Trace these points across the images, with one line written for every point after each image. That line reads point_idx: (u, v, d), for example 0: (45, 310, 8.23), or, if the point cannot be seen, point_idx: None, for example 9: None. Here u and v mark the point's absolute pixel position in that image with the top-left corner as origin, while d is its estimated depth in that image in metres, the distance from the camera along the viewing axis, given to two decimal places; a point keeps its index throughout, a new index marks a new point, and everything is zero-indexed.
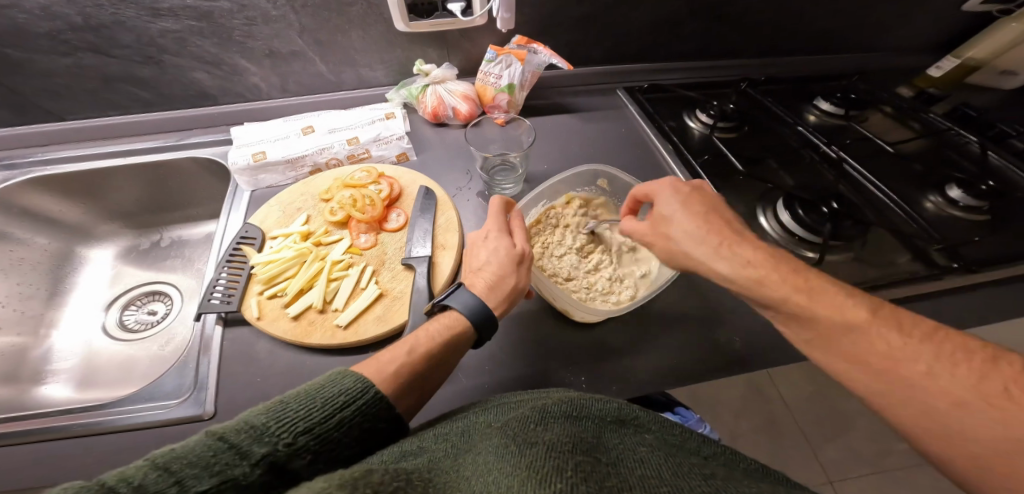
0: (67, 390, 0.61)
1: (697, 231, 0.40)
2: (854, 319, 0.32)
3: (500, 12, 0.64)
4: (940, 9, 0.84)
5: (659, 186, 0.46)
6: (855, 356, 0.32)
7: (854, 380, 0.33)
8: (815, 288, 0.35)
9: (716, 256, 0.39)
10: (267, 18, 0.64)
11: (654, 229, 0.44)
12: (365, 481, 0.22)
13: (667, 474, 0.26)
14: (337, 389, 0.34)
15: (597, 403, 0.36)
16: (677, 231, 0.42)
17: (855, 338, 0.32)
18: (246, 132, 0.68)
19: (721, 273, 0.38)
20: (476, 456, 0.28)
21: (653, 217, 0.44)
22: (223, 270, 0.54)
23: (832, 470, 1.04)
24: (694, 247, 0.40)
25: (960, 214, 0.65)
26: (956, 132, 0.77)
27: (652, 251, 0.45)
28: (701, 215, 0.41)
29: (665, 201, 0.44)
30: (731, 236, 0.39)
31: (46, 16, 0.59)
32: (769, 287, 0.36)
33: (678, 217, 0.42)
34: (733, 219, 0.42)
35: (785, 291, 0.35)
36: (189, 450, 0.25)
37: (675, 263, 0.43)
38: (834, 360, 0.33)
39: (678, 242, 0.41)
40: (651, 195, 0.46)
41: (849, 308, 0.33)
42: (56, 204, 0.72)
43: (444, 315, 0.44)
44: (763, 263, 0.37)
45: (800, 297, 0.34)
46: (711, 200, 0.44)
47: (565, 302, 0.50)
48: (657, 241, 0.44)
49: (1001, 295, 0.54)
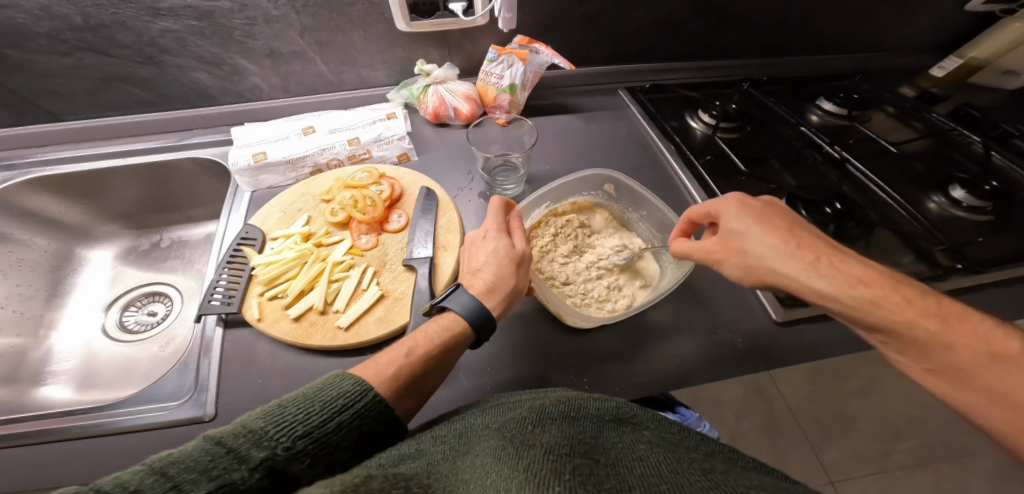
0: (67, 391, 0.60)
1: (780, 247, 0.39)
2: (1005, 349, 0.32)
3: (502, 12, 0.64)
4: (942, 9, 0.83)
5: (726, 198, 0.44)
6: (993, 389, 0.32)
7: (974, 409, 0.33)
8: (951, 314, 0.35)
9: (815, 274, 0.37)
10: (268, 17, 0.64)
11: (725, 245, 0.42)
12: (363, 487, 0.22)
13: (666, 472, 0.26)
14: (336, 392, 0.34)
15: (596, 402, 0.36)
16: (753, 246, 0.40)
17: (1002, 368, 0.32)
18: (246, 132, 0.67)
19: (825, 292, 0.37)
20: (474, 460, 0.28)
21: (722, 232, 0.43)
22: (224, 271, 0.54)
23: (834, 471, 1.04)
24: (783, 264, 0.38)
25: (964, 214, 0.64)
26: (959, 132, 0.76)
27: (721, 266, 0.43)
28: (780, 230, 0.40)
29: (734, 214, 0.42)
30: (825, 252, 0.38)
31: (46, 16, 0.58)
32: (887, 308, 0.35)
33: (752, 232, 0.40)
34: (818, 236, 0.41)
35: (912, 314, 0.35)
36: (186, 455, 0.25)
37: (752, 280, 0.41)
38: (964, 391, 0.33)
39: (754, 256, 0.40)
40: (712, 209, 0.45)
41: (998, 339, 0.33)
42: (55, 205, 0.71)
43: (443, 316, 0.44)
44: (876, 282, 0.36)
45: (932, 322, 0.34)
46: (782, 212, 0.43)
47: (559, 306, 0.49)
48: (729, 256, 0.42)
49: (1005, 296, 0.54)
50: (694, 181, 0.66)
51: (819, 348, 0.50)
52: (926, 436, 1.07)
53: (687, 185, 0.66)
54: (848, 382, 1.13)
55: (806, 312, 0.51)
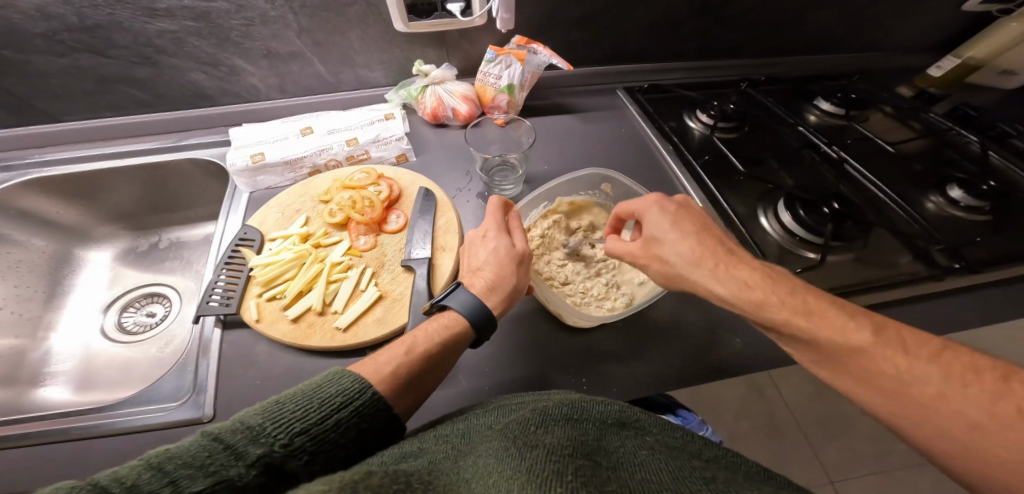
0: (65, 392, 0.60)
1: (690, 253, 0.40)
2: (860, 343, 0.32)
3: (500, 12, 0.64)
4: (939, 9, 0.83)
5: (646, 203, 0.45)
6: (864, 378, 0.32)
7: (856, 397, 0.33)
8: (818, 310, 0.35)
9: (713, 279, 0.38)
10: (265, 18, 0.64)
11: (646, 250, 0.44)
12: (366, 483, 0.22)
13: (667, 478, 0.26)
14: (334, 389, 0.34)
15: (599, 405, 0.36)
16: (670, 252, 0.41)
17: (862, 361, 0.32)
18: (245, 133, 0.67)
19: (722, 297, 0.38)
20: (476, 459, 0.28)
21: (643, 238, 0.44)
22: (222, 272, 0.54)
23: (834, 471, 1.04)
24: (691, 270, 0.40)
25: (962, 214, 0.65)
26: (957, 132, 0.77)
27: (644, 269, 0.44)
28: (693, 236, 0.41)
29: (654, 219, 0.43)
30: (725, 258, 0.39)
31: (42, 17, 0.58)
32: (770, 310, 0.36)
33: (669, 238, 0.41)
34: (721, 237, 0.42)
35: (785, 313, 0.35)
36: (185, 450, 0.25)
37: (672, 284, 0.42)
38: (843, 381, 0.33)
39: (672, 263, 0.41)
40: (637, 212, 0.46)
41: (853, 331, 0.33)
42: (53, 206, 0.71)
43: (442, 315, 0.44)
44: (761, 283, 0.37)
45: (803, 320, 0.34)
46: (698, 216, 0.44)
47: (557, 305, 0.50)
48: (650, 260, 0.43)
49: (1002, 296, 0.54)
50: (692, 181, 0.66)
51: None
52: None
53: (685, 185, 0.66)
54: None
55: None
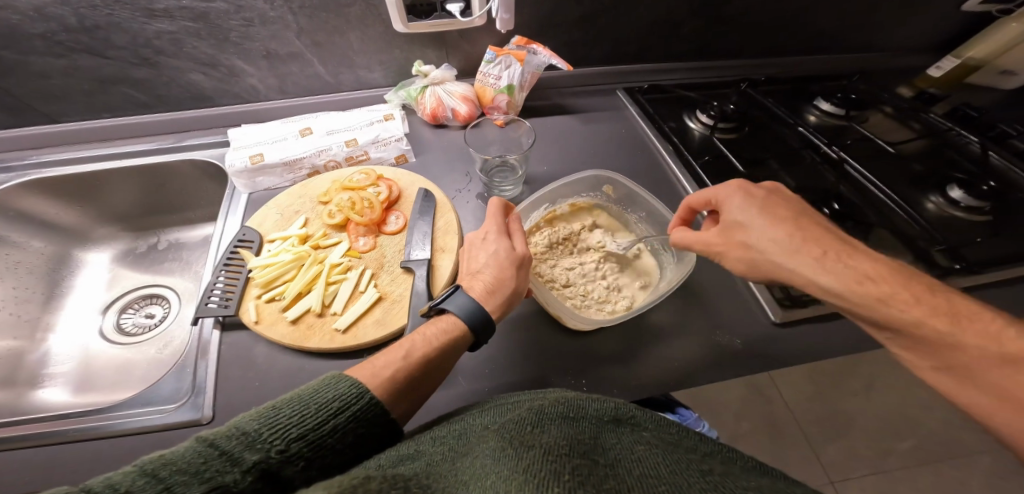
0: (64, 394, 0.60)
1: (786, 239, 0.39)
2: (1015, 352, 0.31)
3: (499, 12, 0.64)
4: (939, 9, 0.83)
5: (727, 188, 0.44)
6: (1006, 389, 0.30)
7: (991, 414, 0.31)
8: (965, 314, 0.33)
9: (822, 269, 0.37)
10: (264, 19, 0.64)
11: (727, 237, 0.43)
12: (363, 488, 0.22)
13: (665, 472, 0.26)
14: (331, 394, 0.34)
15: (595, 402, 0.36)
16: (758, 238, 0.40)
17: (1012, 371, 0.30)
18: (244, 134, 0.67)
19: (828, 288, 0.37)
20: (473, 460, 0.28)
21: (725, 223, 0.43)
22: (221, 273, 0.54)
23: (834, 471, 1.04)
24: (787, 258, 0.39)
25: (962, 215, 0.64)
26: (957, 132, 0.77)
27: (722, 257, 0.44)
28: (785, 221, 0.40)
29: (738, 205, 0.42)
30: (834, 247, 0.38)
31: (40, 18, 0.58)
32: (897, 307, 0.34)
33: (756, 223, 0.41)
34: (826, 228, 0.41)
35: (919, 312, 0.34)
36: (179, 456, 0.25)
37: (755, 273, 0.42)
38: (979, 393, 0.32)
39: (760, 250, 0.40)
40: (716, 199, 0.45)
41: (1010, 340, 0.31)
42: (51, 207, 0.71)
43: (441, 319, 0.44)
44: (890, 279, 0.36)
45: (942, 321, 0.33)
46: (786, 203, 0.43)
47: (557, 308, 0.49)
48: (730, 248, 0.43)
49: (1003, 296, 0.54)
50: (693, 182, 0.66)
51: (817, 349, 0.50)
52: (926, 436, 1.07)
53: (685, 186, 0.66)
54: (848, 382, 1.14)
55: (804, 313, 0.51)
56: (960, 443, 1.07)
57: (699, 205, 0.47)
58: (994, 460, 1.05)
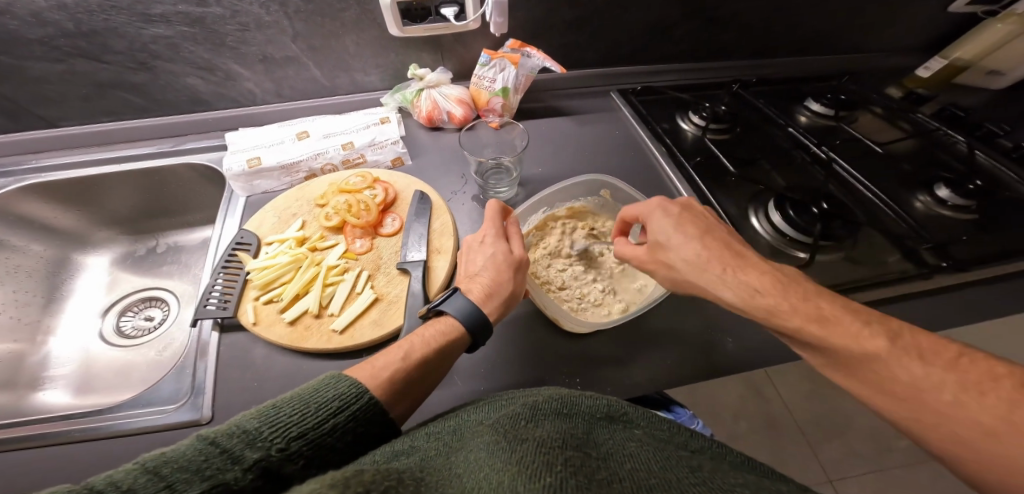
0: (65, 396, 0.61)
1: (698, 258, 0.41)
2: (874, 349, 0.33)
3: (493, 16, 0.64)
4: (927, 9, 0.84)
5: (650, 207, 0.47)
6: (885, 385, 0.32)
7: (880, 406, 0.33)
8: (831, 316, 0.35)
9: (722, 284, 0.40)
10: (260, 24, 0.64)
11: (652, 256, 0.46)
12: (358, 480, 0.23)
13: (656, 467, 0.27)
14: (331, 394, 0.35)
15: (588, 400, 0.36)
16: (675, 258, 0.43)
17: (878, 367, 0.32)
18: (241, 138, 0.68)
19: (732, 302, 0.39)
20: (467, 454, 0.29)
21: (649, 243, 0.46)
22: (219, 275, 0.55)
23: (833, 470, 1.05)
24: (697, 275, 0.41)
25: (950, 213, 0.66)
26: (944, 132, 0.78)
27: (653, 275, 0.46)
28: (698, 239, 0.42)
29: (657, 225, 0.45)
30: (731, 261, 0.40)
31: (37, 23, 0.59)
32: (782, 317, 0.37)
33: (674, 244, 0.43)
34: (730, 240, 0.43)
35: (798, 321, 0.36)
36: (181, 454, 0.26)
37: (680, 289, 0.44)
38: (861, 387, 0.34)
39: (678, 269, 0.43)
40: (642, 216, 0.48)
41: (866, 338, 0.33)
42: (51, 211, 0.72)
43: (439, 321, 0.45)
44: (773, 289, 0.38)
45: (813, 327, 0.35)
46: (699, 218, 0.45)
47: (555, 311, 0.50)
48: (656, 266, 0.45)
49: (990, 295, 0.55)
50: (684, 182, 0.67)
51: None
52: None
53: (678, 187, 0.67)
54: None
55: None
56: None
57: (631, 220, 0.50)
58: None
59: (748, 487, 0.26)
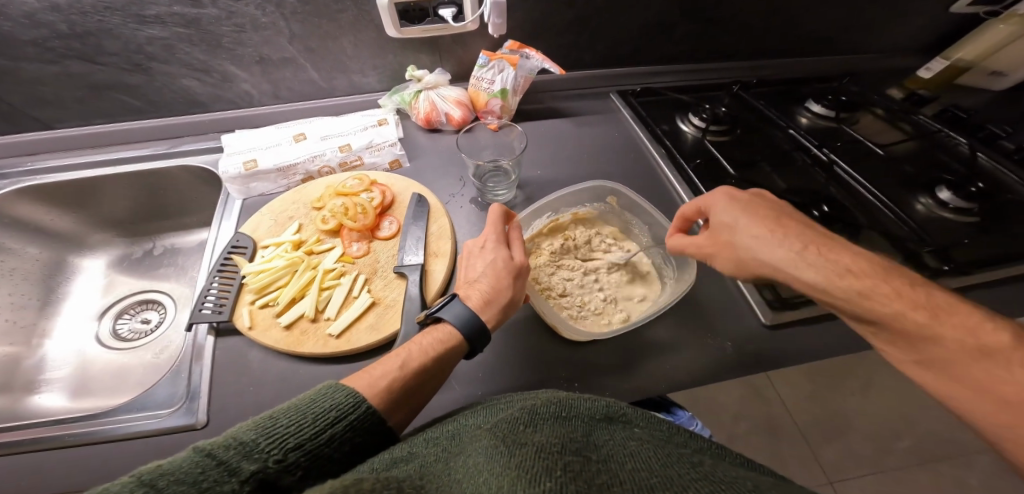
0: (60, 399, 0.60)
1: (771, 237, 0.40)
2: (994, 344, 0.32)
3: (491, 17, 0.64)
4: (929, 10, 0.84)
5: (719, 193, 0.46)
6: (989, 385, 0.31)
7: (961, 401, 0.33)
8: (943, 307, 0.35)
9: (803, 263, 0.38)
10: (256, 24, 0.64)
11: (716, 238, 0.44)
12: (356, 490, 0.22)
13: (656, 466, 0.26)
14: (328, 404, 0.34)
15: (587, 402, 0.36)
16: (744, 238, 0.41)
17: (993, 363, 0.32)
18: (238, 140, 0.68)
19: (812, 283, 0.38)
20: (466, 460, 0.29)
21: (714, 225, 0.44)
22: (215, 278, 0.54)
23: (833, 471, 1.05)
24: (771, 254, 0.39)
25: (951, 216, 0.65)
26: (946, 133, 0.77)
27: (713, 258, 0.45)
28: (770, 220, 0.41)
29: (724, 208, 0.44)
30: (814, 242, 0.39)
31: (31, 24, 0.58)
32: (877, 300, 0.36)
33: (742, 223, 0.41)
34: (806, 224, 0.42)
35: (899, 306, 0.35)
36: (177, 467, 0.25)
37: (743, 271, 0.43)
38: (949, 381, 0.33)
39: (746, 248, 0.41)
40: (704, 204, 0.47)
41: (988, 332, 0.33)
42: (47, 213, 0.71)
43: (437, 328, 0.44)
44: (868, 272, 0.37)
45: (921, 314, 0.34)
46: (767, 203, 0.44)
47: (554, 319, 0.50)
48: (722, 248, 0.44)
49: (993, 298, 0.54)
50: (683, 184, 0.66)
51: (807, 349, 0.51)
52: (924, 436, 1.08)
53: (678, 189, 0.66)
54: (845, 382, 1.14)
55: (794, 315, 0.52)
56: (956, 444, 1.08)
57: (689, 210, 0.49)
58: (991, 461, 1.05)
59: (749, 482, 0.25)
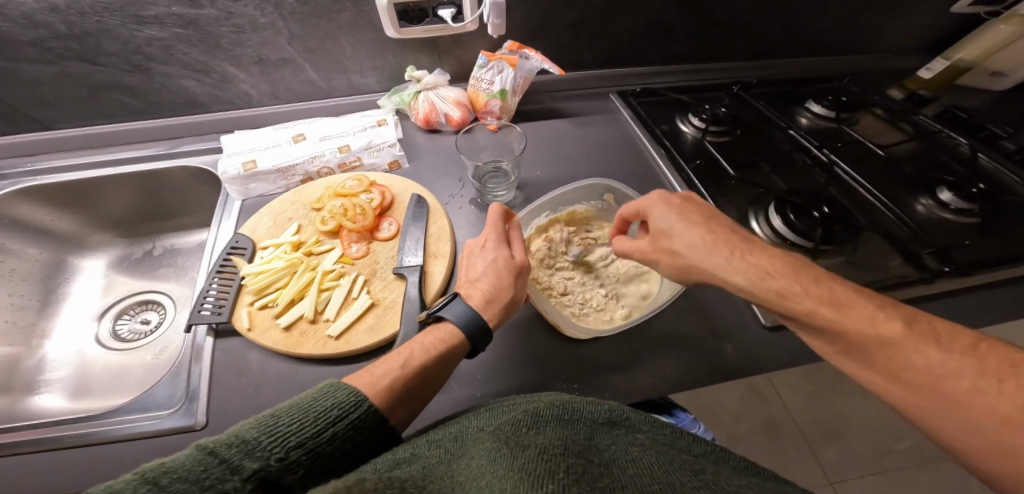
0: (60, 400, 0.60)
1: (701, 242, 0.41)
2: (891, 335, 0.32)
3: (491, 17, 0.63)
4: (929, 10, 0.84)
5: (652, 199, 0.46)
6: (895, 371, 0.32)
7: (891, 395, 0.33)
8: (845, 301, 0.34)
9: (729, 268, 0.39)
10: (255, 25, 0.64)
11: (657, 243, 0.45)
12: (361, 490, 0.23)
13: (658, 472, 0.26)
14: (330, 402, 0.34)
15: (589, 405, 0.36)
16: (679, 243, 0.42)
17: (894, 353, 0.31)
18: (238, 140, 0.68)
19: (739, 285, 0.39)
20: (469, 462, 0.29)
21: (652, 232, 0.45)
22: (214, 279, 0.54)
23: (833, 472, 1.05)
24: (702, 259, 0.40)
25: (951, 216, 0.65)
26: (947, 134, 0.77)
27: (656, 264, 0.46)
28: (702, 226, 0.42)
29: (660, 214, 0.44)
30: (739, 245, 0.40)
31: (30, 25, 0.58)
32: (792, 299, 0.36)
33: (677, 230, 0.42)
34: (734, 227, 0.43)
35: (811, 303, 0.35)
36: (180, 464, 0.25)
37: (684, 275, 0.44)
38: (871, 373, 0.33)
39: (683, 254, 0.42)
40: (642, 209, 0.47)
41: (883, 322, 0.32)
42: (46, 214, 0.71)
43: (438, 327, 0.44)
44: (784, 272, 0.37)
45: (827, 310, 0.34)
46: (701, 207, 0.45)
47: (556, 316, 0.50)
48: (662, 253, 0.45)
49: (994, 299, 0.54)
50: (683, 185, 0.66)
51: (807, 350, 0.51)
52: (924, 436, 1.08)
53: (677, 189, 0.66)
54: (845, 383, 1.14)
55: None
56: None
57: (631, 216, 0.50)
58: None
59: (751, 488, 0.25)
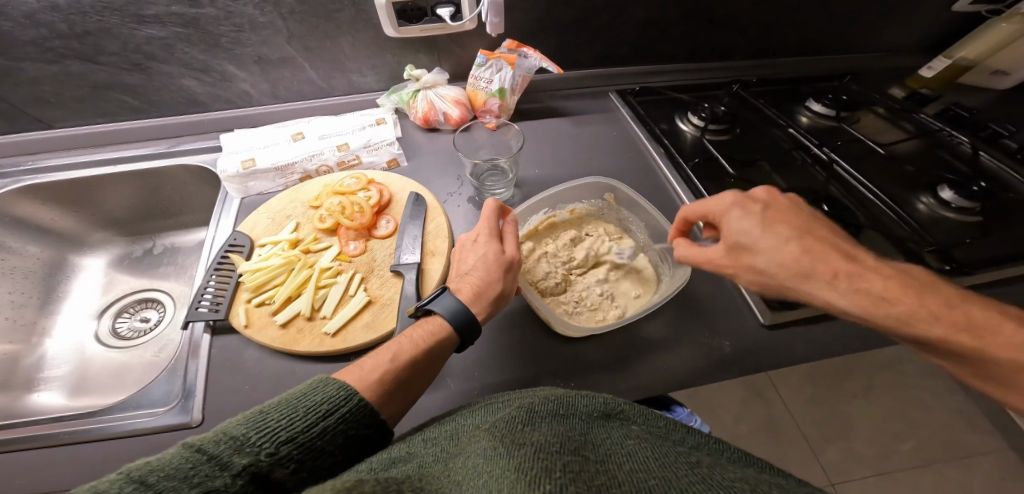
0: (58, 397, 0.61)
1: (790, 262, 0.37)
2: None
3: (489, 16, 0.64)
4: (930, 8, 0.83)
5: (724, 205, 0.42)
6: None
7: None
8: (983, 325, 0.33)
9: (834, 292, 0.36)
10: (255, 24, 0.64)
11: (732, 258, 0.41)
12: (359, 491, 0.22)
13: (655, 466, 0.26)
14: (319, 397, 0.34)
15: (584, 399, 0.35)
16: (765, 263, 0.38)
17: None
18: (238, 139, 0.68)
19: (845, 310, 0.36)
20: (465, 460, 0.28)
21: (726, 244, 0.41)
22: (212, 276, 0.54)
23: (834, 472, 1.04)
24: (799, 282, 0.37)
25: (953, 215, 0.64)
26: (947, 132, 0.77)
27: (731, 277, 0.42)
28: (788, 241, 0.38)
29: (739, 225, 0.40)
30: (844, 268, 0.36)
31: (31, 24, 0.59)
32: (919, 325, 0.33)
33: (761, 245, 0.39)
34: (836, 241, 0.39)
35: (942, 330, 0.33)
36: (167, 463, 0.26)
37: (769, 293, 0.40)
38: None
39: (769, 275, 0.38)
40: (714, 214, 0.43)
41: None
42: (47, 212, 0.72)
43: (427, 321, 0.44)
44: (903, 295, 0.34)
45: (965, 337, 0.32)
46: (788, 215, 0.40)
47: (548, 314, 0.49)
48: (738, 271, 0.41)
49: (997, 297, 0.53)
50: (682, 183, 0.66)
51: (806, 348, 0.50)
52: (926, 437, 1.07)
53: (676, 187, 0.66)
54: (848, 383, 1.13)
55: (794, 314, 0.51)
56: (961, 445, 1.07)
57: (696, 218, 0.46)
58: (996, 462, 1.04)
59: (747, 481, 0.25)
